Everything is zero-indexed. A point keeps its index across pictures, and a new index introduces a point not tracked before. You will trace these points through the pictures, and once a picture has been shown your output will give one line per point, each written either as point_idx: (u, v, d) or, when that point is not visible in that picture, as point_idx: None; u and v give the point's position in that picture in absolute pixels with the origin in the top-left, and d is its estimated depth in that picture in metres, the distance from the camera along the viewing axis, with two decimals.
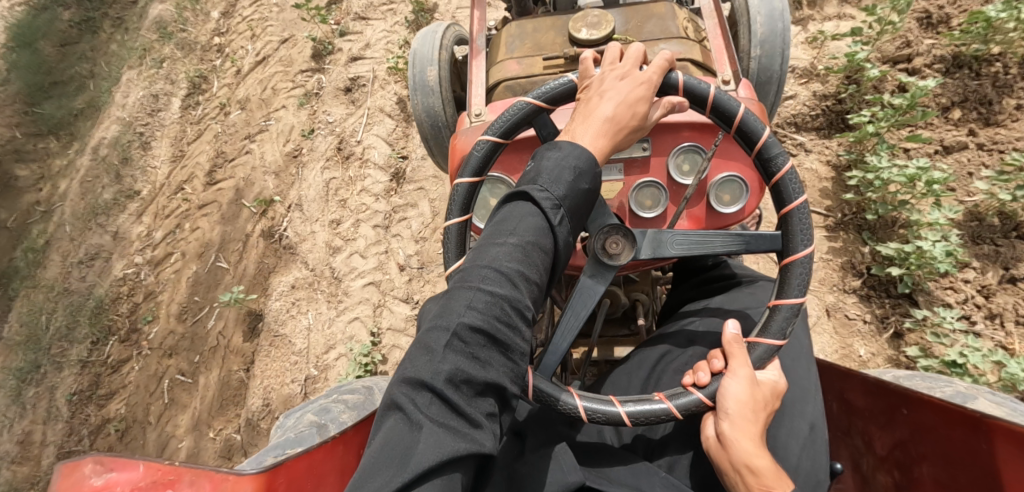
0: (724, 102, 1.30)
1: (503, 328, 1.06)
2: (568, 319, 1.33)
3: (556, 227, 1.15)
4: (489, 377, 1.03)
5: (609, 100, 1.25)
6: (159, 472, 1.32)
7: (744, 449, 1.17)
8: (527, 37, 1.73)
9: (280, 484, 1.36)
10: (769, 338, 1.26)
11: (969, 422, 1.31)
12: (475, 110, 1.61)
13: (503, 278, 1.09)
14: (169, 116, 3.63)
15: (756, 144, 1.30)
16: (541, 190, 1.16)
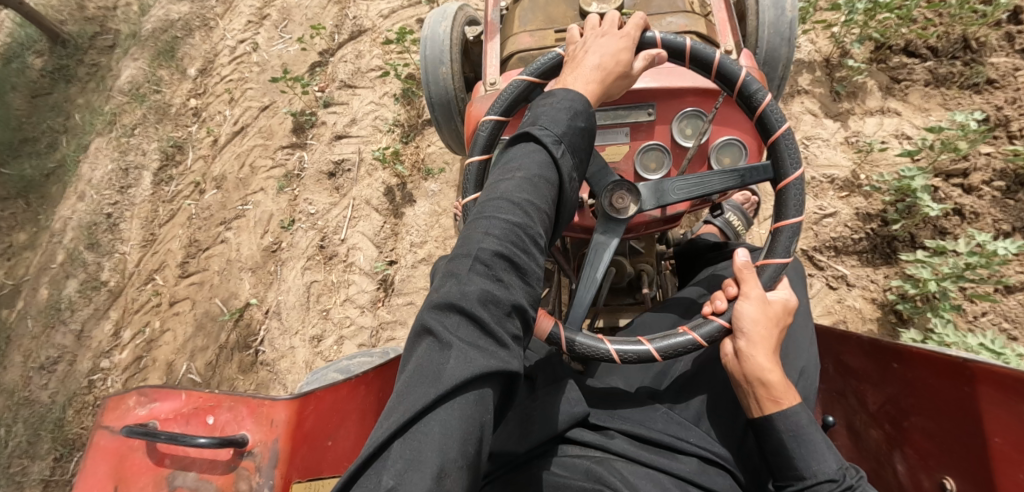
0: (699, 52, 1.25)
1: (521, 255, 0.98)
2: (589, 274, 1.27)
3: (561, 161, 1.06)
4: (515, 299, 0.95)
5: (595, 53, 1.20)
6: (199, 398, 1.19)
7: (761, 366, 1.11)
8: (539, 9, 1.67)
9: (311, 414, 1.21)
10: (777, 257, 1.19)
11: (953, 371, 1.28)
12: (490, 78, 1.55)
13: (515, 206, 1.00)
14: (140, 194, 2.90)
15: (734, 83, 1.24)
16: (541, 128, 1.08)
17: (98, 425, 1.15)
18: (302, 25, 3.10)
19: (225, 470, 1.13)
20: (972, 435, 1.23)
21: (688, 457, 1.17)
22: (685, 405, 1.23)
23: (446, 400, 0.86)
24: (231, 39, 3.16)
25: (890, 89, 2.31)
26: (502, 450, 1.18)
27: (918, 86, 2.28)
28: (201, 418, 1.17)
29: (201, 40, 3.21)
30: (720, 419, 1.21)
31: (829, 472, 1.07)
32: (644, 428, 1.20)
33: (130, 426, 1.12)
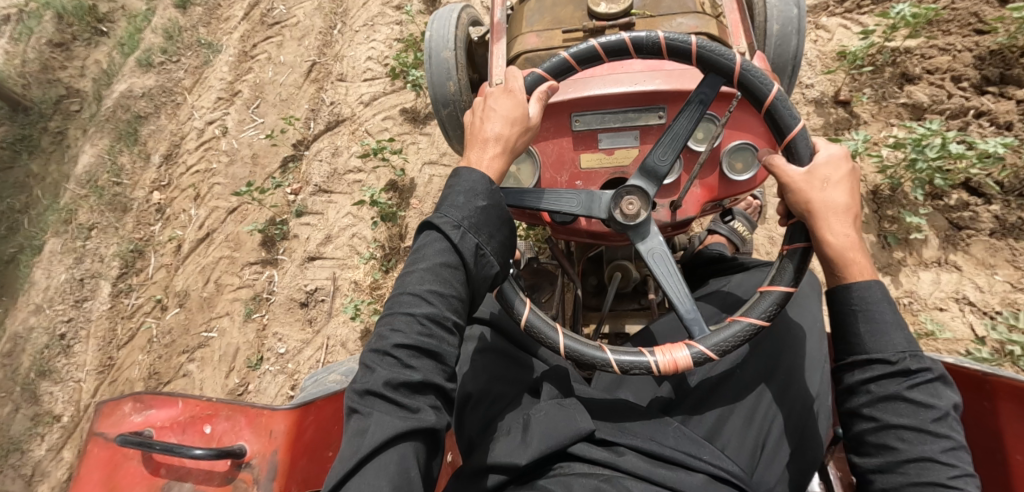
0: (577, 54, 1.23)
1: (431, 339, 1.02)
2: (672, 284, 1.21)
3: (463, 247, 1.06)
4: (426, 376, 1.00)
5: (494, 119, 1.15)
6: (197, 407, 1.15)
7: (840, 231, 1.08)
8: (546, 11, 1.64)
9: (309, 426, 1.17)
10: (752, 314, 1.14)
11: (970, 385, 1.24)
12: (496, 79, 1.51)
13: (423, 298, 1.04)
14: (98, 308, 2.51)
15: (628, 49, 1.21)
16: (441, 216, 1.08)
17: (93, 430, 1.12)
18: (274, 107, 2.81)
19: (222, 481, 1.10)
20: (989, 453, 1.20)
21: (701, 472, 1.13)
22: (699, 418, 1.23)
23: (366, 465, 0.93)
24: (198, 119, 2.83)
25: (949, 238, 2.04)
26: (502, 462, 1.13)
27: (981, 235, 2.00)
28: (199, 427, 1.14)
29: (168, 119, 2.86)
30: (733, 434, 1.21)
31: (887, 353, 1.04)
32: (655, 445, 1.16)
33: (125, 433, 1.08)
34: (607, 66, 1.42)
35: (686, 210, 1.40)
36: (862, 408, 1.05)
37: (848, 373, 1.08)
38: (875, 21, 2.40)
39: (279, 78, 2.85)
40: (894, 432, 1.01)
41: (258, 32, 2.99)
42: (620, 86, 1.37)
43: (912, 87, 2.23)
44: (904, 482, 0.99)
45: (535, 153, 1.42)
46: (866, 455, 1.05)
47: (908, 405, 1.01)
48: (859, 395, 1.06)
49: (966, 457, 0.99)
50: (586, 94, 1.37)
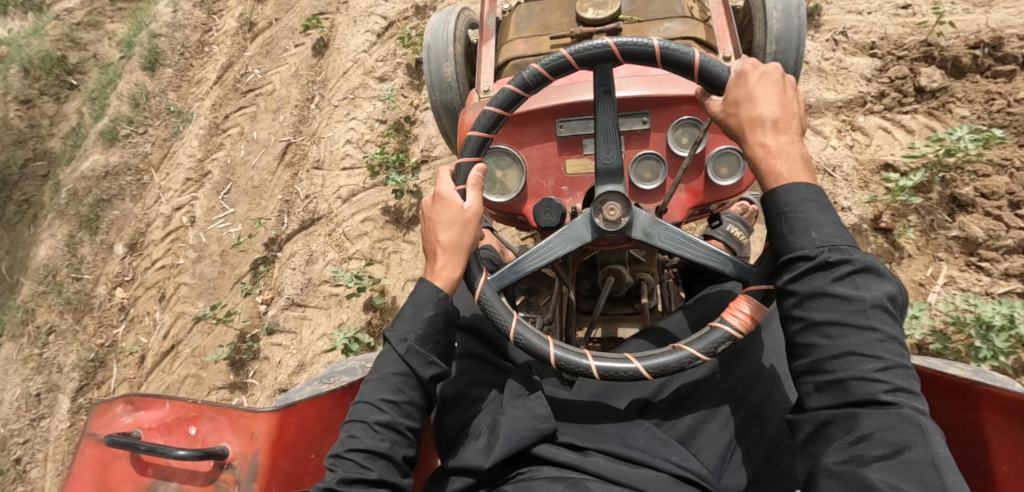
0: (480, 126, 1.20)
1: (382, 443, 1.10)
2: (693, 253, 1.23)
3: (407, 358, 1.16)
4: (381, 473, 1.08)
5: (440, 229, 1.20)
6: (184, 409, 1.18)
7: (759, 141, 1.04)
8: (535, 17, 1.65)
9: (291, 426, 1.19)
10: (728, 323, 1.12)
11: (955, 395, 1.23)
12: (483, 86, 1.53)
13: (377, 406, 1.13)
14: (56, 425, 2.42)
15: (518, 97, 1.18)
16: (392, 331, 1.18)
17: (85, 430, 1.15)
18: (245, 195, 2.75)
19: (206, 481, 1.13)
20: (973, 460, 1.20)
21: (664, 473, 1.13)
22: (673, 422, 1.23)
23: None
24: (166, 204, 2.81)
25: None
26: (467, 465, 1.17)
27: None
28: (185, 429, 1.17)
29: (132, 200, 2.85)
30: (706, 438, 1.20)
31: (808, 249, 0.97)
32: (625, 447, 1.15)
33: (113, 434, 1.11)
34: (593, 71, 1.43)
35: (672, 216, 1.40)
36: (792, 310, 0.98)
37: (777, 275, 1.01)
38: (921, 125, 2.10)
39: (251, 158, 2.81)
40: (820, 329, 0.94)
41: (231, 100, 2.99)
42: None
43: (966, 216, 1.93)
44: (832, 381, 0.92)
45: (524, 159, 1.43)
46: (798, 358, 0.98)
47: (833, 299, 0.93)
48: (788, 296, 0.99)
49: (898, 350, 0.92)
50: (571, 100, 1.38)
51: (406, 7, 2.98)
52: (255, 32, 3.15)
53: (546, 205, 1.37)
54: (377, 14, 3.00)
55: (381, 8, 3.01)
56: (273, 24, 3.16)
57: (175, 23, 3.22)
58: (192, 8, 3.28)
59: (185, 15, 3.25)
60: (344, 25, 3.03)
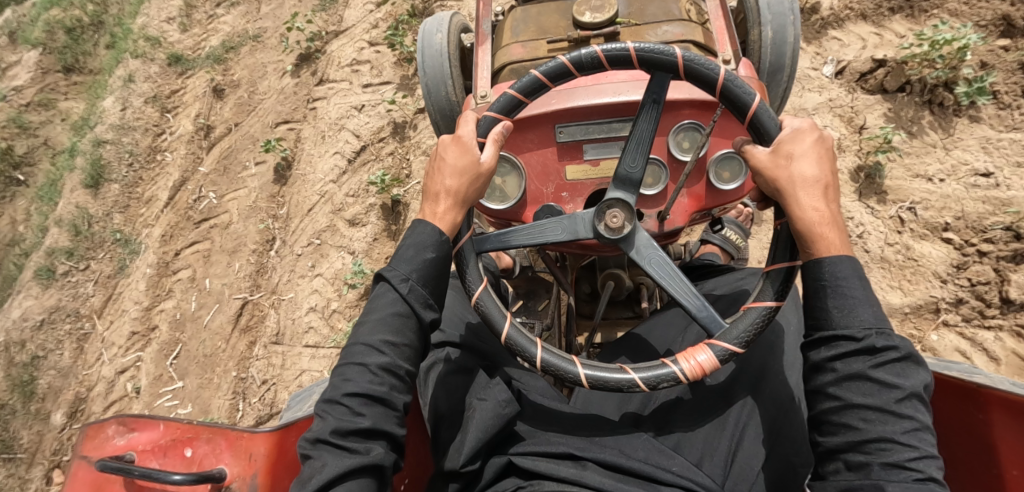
0: (524, 87, 1.21)
1: (380, 387, 1.07)
2: (676, 286, 1.19)
3: (410, 298, 1.13)
4: (373, 423, 1.04)
5: (444, 173, 1.17)
6: (179, 430, 1.15)
7: (809, 204, 1.06)
8: (532, 20, 1.63)
9: (293, 444, 1.16)
10: (725, 339, 1.11)
11: (962, 397, 1.22)
12: (480, 91, 1.50)
13: (375, 348, 1.10)
14: None
15: (567, 69, 1.18)
16: (391, 269, 1.15)
17: (76, 453, 1.11)
18: (196, 363, 2.40)
19: None
20: (983, 463, 1.19)
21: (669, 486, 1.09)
22: (665, 436, 1.21)
23: None
24: (109, 364, 2.47)
25: None
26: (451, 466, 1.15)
27: None
28: (181, 450, 1.13)
29: (72, 354, 2.54)
30: (702, 445, 1.18)
31: (853, 330, 1.00)
32: (624, 458, 1.13)
33: (105, 459, 1.07)
34: (592, 76, 1.40)
35: (674, 221, 1.38)
36: (827, 388, 1.00)
37: (813, 351, 1.04)
38: (1007, 352, 1.77)
39: (204, 314, 2.46)
40: (857, 412, 0.97)
41: (182, 232, 2.67)
42: (603, 97, 1.35)
43: None
44: (862, 462, 0.95)
45: (523, 165, 1.40)
46: (825, 432, 1.00)
47: (874, 384, 0.97)
48: (826, 373, 1.01)
49: (929, 438, 0.95)
50: (570, 105, 1.36)
51: (381, 125, 2.67)
52: (212, 139, 2.86)
53: (547, 211, 1.33)
54: (348, 130, 2.69)
55: (354, 121, 2.71)
56: (233, 130, 2.86)
57: (123, 125, 2.97)
58: (143, 105, 3.02)
59: (136, 113, 3.00)
60: (310, 143, 2.71)
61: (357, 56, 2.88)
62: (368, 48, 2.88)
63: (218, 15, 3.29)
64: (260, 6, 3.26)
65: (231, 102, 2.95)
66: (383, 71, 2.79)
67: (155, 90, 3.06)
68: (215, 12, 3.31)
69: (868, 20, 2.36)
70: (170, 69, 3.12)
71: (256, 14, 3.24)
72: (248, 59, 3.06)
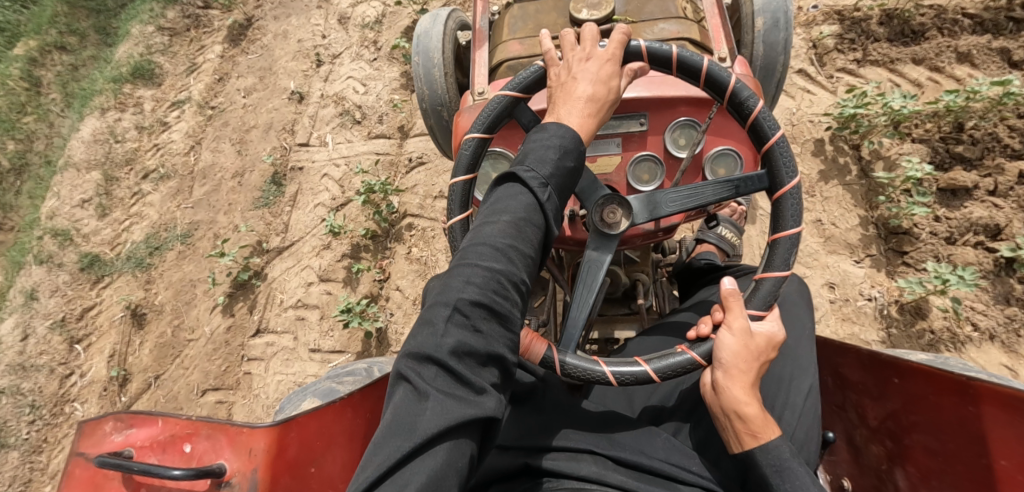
0: (655, 51, 1.20)
1: (504, 303, 0.97)
2: (580, 294, 1.22)
3: (545, 206, 1.05)
4: (491, 349, 0.95)
5: (584, 79, 1.14)
6: (177, 426, 1.15)
7: (738, 397, 1.08)
8: (529, 18, 1.63)
9: (291, 441, 1.17)
10: (646, 363, 1.13)
11: (954, 388, 1.26)
12: (478, 88, 1.50)
13: (501, 252, 0.99)
14: None
15: (672, 63, 1.20)
16: (526, 169, 1.06)
17: (74, 450, 1.11)
18: None
19: None
20: (975, 454, 1.22)
21: (690, 486, 1.16)
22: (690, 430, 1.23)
23: (426, 448, 0.88)
24: None
25: None
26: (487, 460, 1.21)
27: None
28: (179, 446, 1.13)
29: None
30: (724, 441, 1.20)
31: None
32: (645, 458, 1.18)
33: (104, 455, 1.08)
34: None
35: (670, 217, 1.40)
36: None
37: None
38: None
39: None
40: None
41: None
42: None
43: None
44: None
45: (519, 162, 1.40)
46: None
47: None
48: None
49: None
50: None
51: None
52: (127, 398, 2.37)
53: None
54: None
55: None
56: (153, 385, 2.37)
57: (23, 363, 2.46)
58: (48, 331, 2.51)
59: (40, 345, 2.49)
60: None
61: (304, 295, 2.41)
62: (320, 285, 2.41)
63: (144, 192, 2.79)
64: (193, 183, 2.78)
65: (150, 341, 2.45)
66: (335, 333, 2.33)
67: (63, 309, 2.56)
68: (141, 188, 2.80)
69: (995, 340, 1.90)
70: (83, 275, 2.62)
71: (186, 199, 2.74)
72: (174, 272, 2.58)
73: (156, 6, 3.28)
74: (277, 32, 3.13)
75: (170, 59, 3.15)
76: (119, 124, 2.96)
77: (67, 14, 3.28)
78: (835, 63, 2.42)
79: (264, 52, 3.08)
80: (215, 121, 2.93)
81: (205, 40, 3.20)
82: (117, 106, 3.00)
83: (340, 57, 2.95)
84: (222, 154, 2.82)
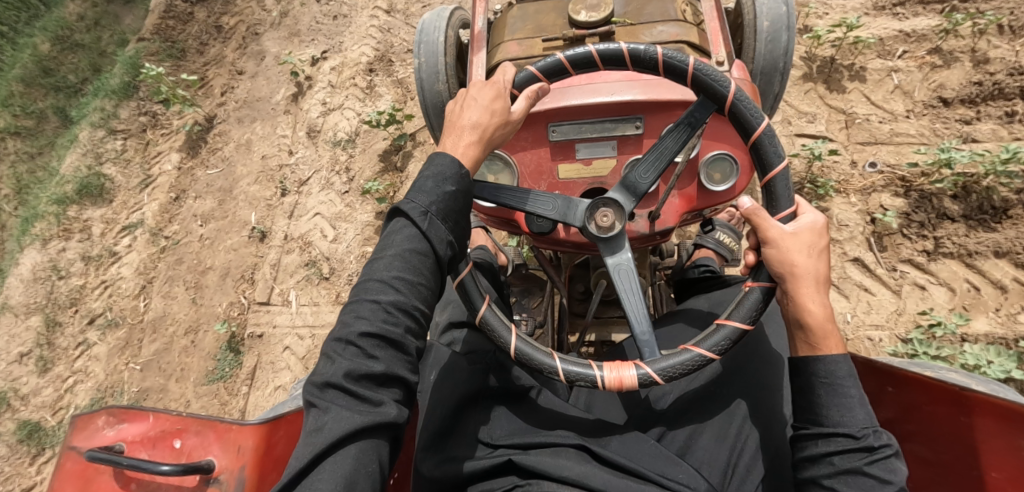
0: (604, 53, 1.20)
1: (395, 329, 1.02)
2: (629, 300, 1.19)
3: (430, 233, 1.07)
4: (386, 369, 1.01)
5: (472, 109, 1.15)
6: (168, 422, 1.16)
7: (813, 300, 1.08)
8: (529, 18, 1.63)
9: (280, 440, 1.17)
10: (650, 366, 1.12)
11: (950, 400, 1.23)
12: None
13: (389, 285, 1.04)
14: None
15: (625, 59, 1.20)
16: (410, 202, 1.08)
17: (66, 444, 1.11)
18: None
19: None
20: (967, 465, 1.21)
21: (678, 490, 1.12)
22: (673, 434, 1.24)
23: (326, 461, 0.94)
24: None
25: None
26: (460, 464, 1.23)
27: None
28: (170, 441, 1.14)
29: None
30: (706, 447, 1.21)
31: (852, 428, 1.03)
32: (628, 460, 1.16)
33: (94, 449, 1.09)
34: (586, 74, 1.40)
35: (665, 221, 1.39)
36: (821, 479, 1.03)
37: (810, 444, 1.06)
38: None
39: None
40: (842, 480, 1.00)
41: None
42: (597, 96, 1.35)
43: None
44: None
45: (515, 163, 1.41)
46: None
47: (869, 480, 0.99)
48: (821, 465, 1.04)
49: None
50: (563, 104, 1.36)
51: None
52: None
53: (538, 209, 1.36)
54: None
55: None
56: None
57: None
58: None
59: None
60: None
61: None
62: None
63: (89, 343, 2.45)
64: (142, 337, 2.42)
65: None
66: None
67: None
68: (86, 338, 2.46)
69: None
70: (21, 447, 2.31)
71: (134, 357, 2.39)
72: None
73: (110, 103, 2.91)
74: (240, 140, 2.77)
75: (121, 169, 2.79)
76: (64, 256, 2.61)
77: (23, 94, 2.95)
78: (899, 250, 2.05)
79: (225, 167, 2.72)
80: (168, 255, 2.56)
81: (162, 145, 2.85)
82: (61, 234, 2.65)
83: (307, 181, 2.61)
84: (175, 304, 2.45)
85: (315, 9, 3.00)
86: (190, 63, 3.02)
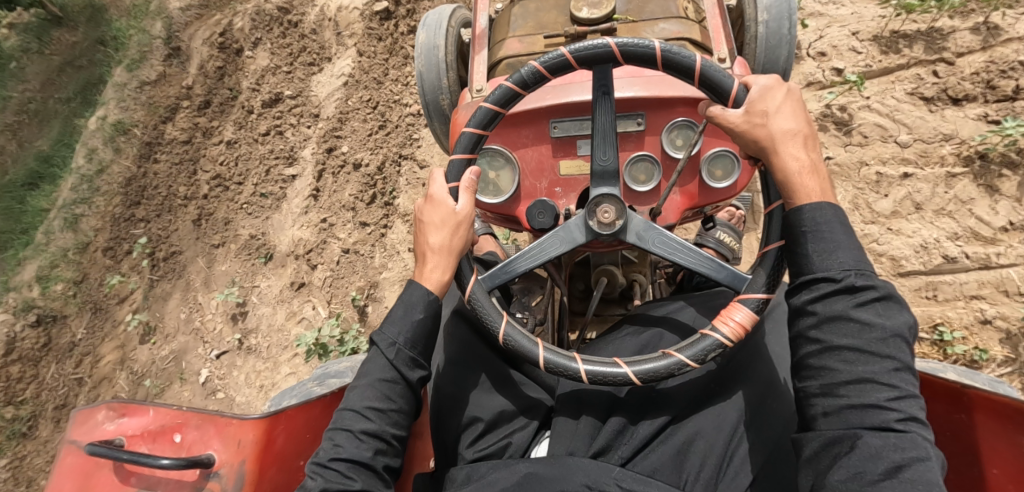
0: (519, 80, 1.16)
1: (367, 452, 1.09)
2: (684, 257, 1.22)
3: (398, 362, 1.15)
4: (362, 484, 1.06)
5: (432, 233, 1.19)
6: (167, 416, 1.16)
7: (793, 155, 1.08)
8: (529, 16, 1.63)
9: (280, 434, 1.18)
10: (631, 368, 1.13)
11: (949, 398, 1.23)
12: (476, 85, 1.50)
13: (363, 415, 1.11)
14: None
15: (545, 76, 1.16)
16: (382, 334, 1.17)
17: (64, 439, 1.11)
18: None
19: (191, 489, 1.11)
20: (966, 461, 1.21)
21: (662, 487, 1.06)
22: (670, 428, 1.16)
23: None
24: None
25: None
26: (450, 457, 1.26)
27: None
28: (169, 437, 1.14)
29: None
30: (701, 442, 1.12)
31: (832, 272, 1.02)
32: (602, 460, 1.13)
33: (94, 442, 1.08)
34: (587, 71, 1.41)
35: (666, 218, 1.39)
36: (808, 331, 1.02)
37: (796, 296, 1.06)
38: None
39: None
40: (837, 353, 0.99)
41: None
42: None
43: None
44: (843, 405, 0.97)
45: (517, 161, 1.40)
46: (807, 378, 1.02)
47: (855, 324, 0.98)
48: (806, 317, 1.03)
49: (910, 378, 0.97)
50: (564, 100, 1.36)
51: None
52: None
53: (540, 206, 1.34)
54: None
55: None
56: None
57: None
58: None
59: None
60: None
61: None
62: None
63: None
64: None
65: None
66: None
67: None
68: None
69: None
70: None
71: None
72: None
73: None
74: None
75: None
76: None
77: None
78: None
79: None
80: None
81: None
82: None
83: None
84: None
85: (201, 403, 2.38)
86: (33, 459, 2.35)
